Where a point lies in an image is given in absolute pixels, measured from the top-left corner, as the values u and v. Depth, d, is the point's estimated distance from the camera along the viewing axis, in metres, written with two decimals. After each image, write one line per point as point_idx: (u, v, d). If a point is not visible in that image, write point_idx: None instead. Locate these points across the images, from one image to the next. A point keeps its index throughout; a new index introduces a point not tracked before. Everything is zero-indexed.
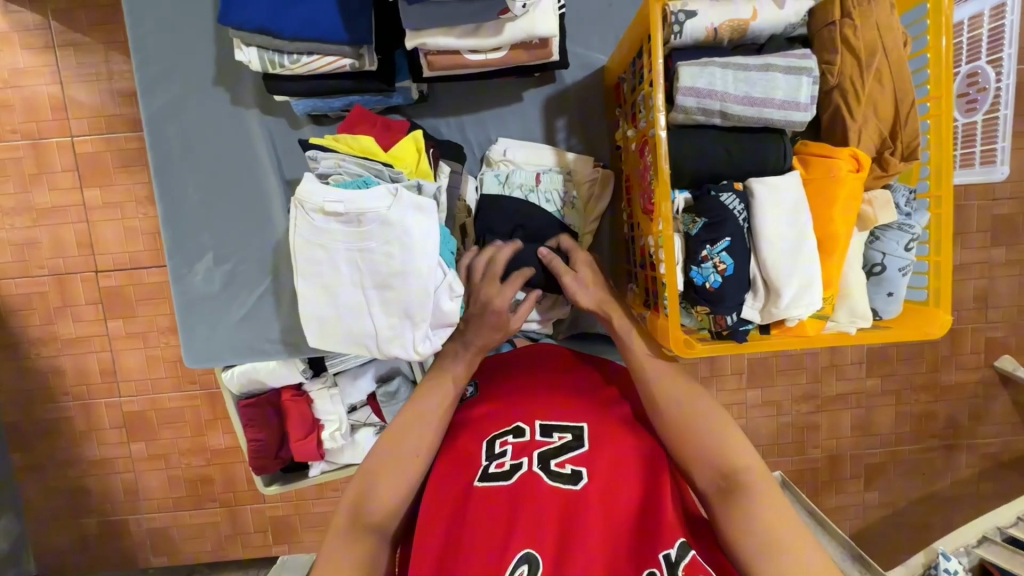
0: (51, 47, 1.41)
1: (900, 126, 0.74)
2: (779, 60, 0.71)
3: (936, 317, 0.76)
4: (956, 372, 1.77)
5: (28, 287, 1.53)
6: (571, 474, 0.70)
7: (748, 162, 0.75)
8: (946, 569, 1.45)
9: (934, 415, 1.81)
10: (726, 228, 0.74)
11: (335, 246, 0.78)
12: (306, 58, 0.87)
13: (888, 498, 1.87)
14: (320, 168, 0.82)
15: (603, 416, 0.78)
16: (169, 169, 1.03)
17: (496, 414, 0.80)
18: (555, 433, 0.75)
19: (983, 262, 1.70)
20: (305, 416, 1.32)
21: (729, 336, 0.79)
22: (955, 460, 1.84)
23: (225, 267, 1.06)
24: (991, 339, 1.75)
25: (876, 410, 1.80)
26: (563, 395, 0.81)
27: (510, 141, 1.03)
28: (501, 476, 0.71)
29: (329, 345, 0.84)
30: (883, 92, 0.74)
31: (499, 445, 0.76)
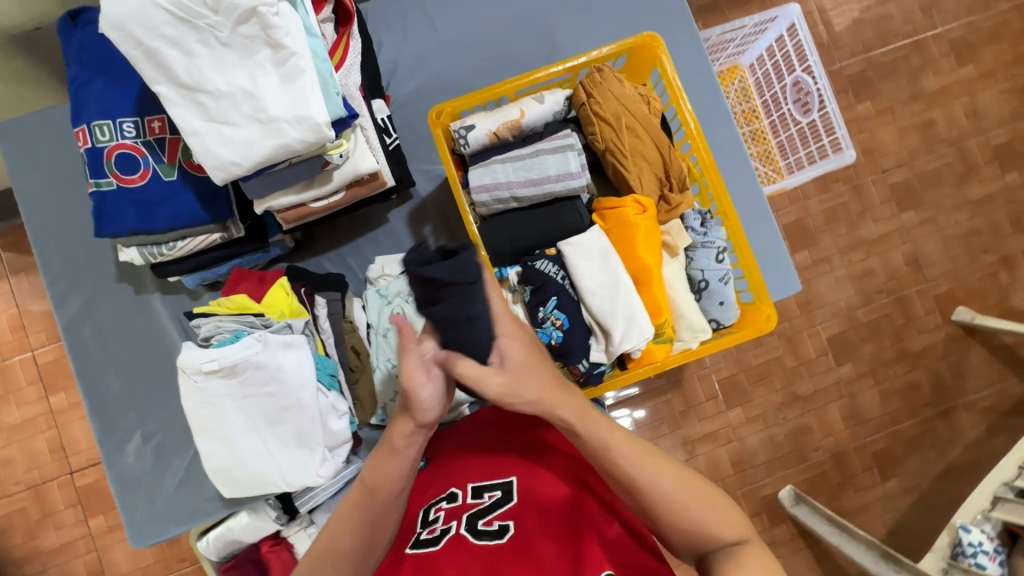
0: (5, 277, 1.56)
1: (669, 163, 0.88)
2: (546, 144, 0.86)
3: (763, 312, 0.85)
4: (920, 336, 1.80)
5: (7, 506, 1.57)
6: (497, 530, 0.65)
7: (552, 229, 0.87)
8: (970, 544, 1.37)
9: (918, 383, 1.81)
10: (550, 289, 0.83)
11: (221, 399, 0.85)
12: (181, 242, 1.01)
13: (910, 483, 1.79)
14: (203, 333, 0.93)
15: (536, 466, 0.74)
16: (89, 366, 1.13)
17: (434, 484, 0.77)
18: (485, 493, 0.71)
19: (899, 229, 1.80)
20: (288, 563, 1.30)
21: (588, 381, 0.85)
22: (957, 423, 1.81)
23: (154, 441, 1.13)
24: (940, 294, 1.81)
25: (858, 395, 1.80)
26: (496, 452, 0.78)
27: (384, 257, 1.15)
28: (429, 542, 0.67)
29: (240, 491, 0.89)
30: (645, 143, 0.87)
31: (432, 513, 0.72)
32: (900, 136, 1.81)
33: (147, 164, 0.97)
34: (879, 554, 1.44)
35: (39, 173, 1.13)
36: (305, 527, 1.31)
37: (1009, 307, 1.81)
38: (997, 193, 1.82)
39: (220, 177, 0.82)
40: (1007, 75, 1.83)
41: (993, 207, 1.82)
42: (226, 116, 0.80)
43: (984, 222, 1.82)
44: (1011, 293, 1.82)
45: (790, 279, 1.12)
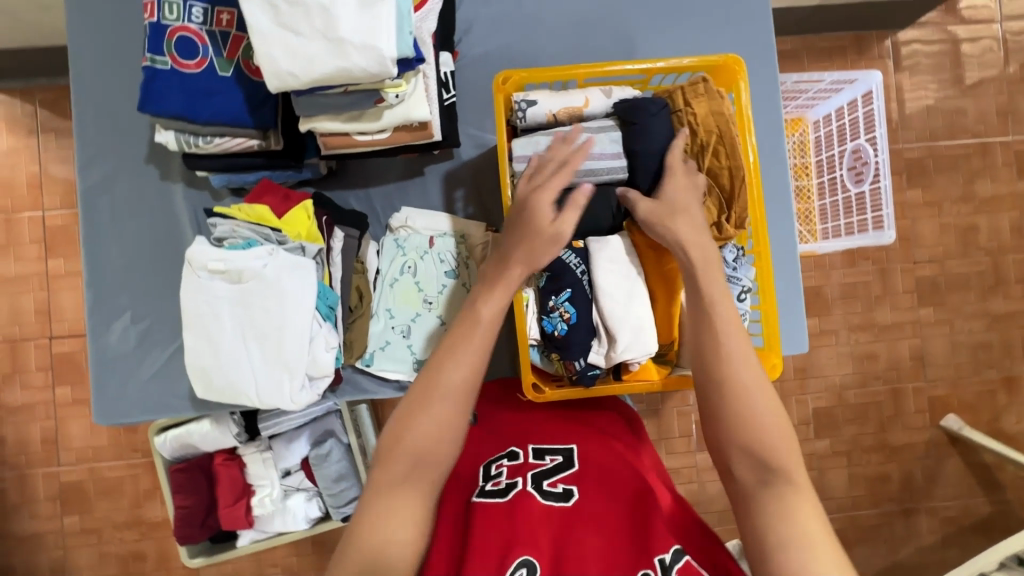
0: (34, 131, 1.55)
1: (734, 195, 0.84)
2: (590, 125, 0.86)
3: (769, 361, 0.85)
4: (904, 432, 1.79)
5: None
6: (562, 490, 0.71)
7: (583, 221, 0.85)
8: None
9: (888, 476, 1.79)
10: (566, 280, 0.82)
11: (218, 301, 0.85)
12: (218, 138, 1.00)
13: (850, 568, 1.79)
14: (218, 233, 0.92)
15: (594, 441, 0.82)
16: (97, 238, 1.13)
17: (493, 446, 0.84)
18: (547, 456, 0.78)
19: (913, 321, 1.78)
20: (236, 481, 1.41)
21: (579, 381, 0.84)
22: (916, 524, 1.80)
23: (142, 325, 1.13)
24: (935, 397, 1.79)
25: (828, 471, 1.79)
26: (552, 425, 0.87)
27: (410, 209, 1.14)
28: (496, 492, 0.72)
29: (214, 395, 0.89)
30: (719, 168, 0.84)
31: (495, 469, 0.78)
32: (939, 234, 1.78)
33: (206, 54, 0.96)
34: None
35: (96, 36, 1.12)
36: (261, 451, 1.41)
37: (1000, 429, 1.80)
38: (1018, 314, 1.80)
39: (274, 85, 0.81)
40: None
41: (1011, 326, 1.80)
42: (296, 25, 0.79)
43: (998, 339, 1.80)
44: (1004, 414, 1.80)
45: (801, 338, 1.10)
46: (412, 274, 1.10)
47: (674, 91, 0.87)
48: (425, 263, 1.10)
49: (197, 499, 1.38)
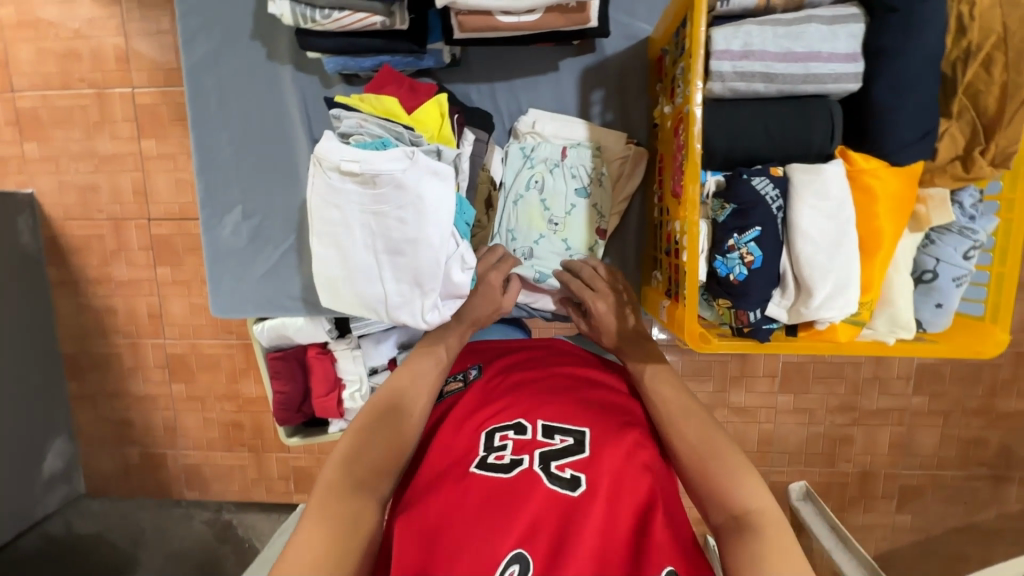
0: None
1: (1003, 121, 0.64)
2: (821, 12, 0.66)
3: (992, 335, 0.69)
4: (1018, 400, 1.43)
5: (88, 230, 1.54)
6: (570, 478, 0.65)
7: (788, 143, 0.69)
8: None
9: (983, 442, 1.47)
10: (757, 215, 0.68)
11: (350, 207, 0.77)
12: (338, 13, 0.86)
13: (922, 524, 1.53)
14: (343, 127, 0.80)
15: (610, 422, 0.72)
16: (207, 122, 1.05)
17: (499, 406, 0.75)
18: (557, 435, 0.70)
19: None
20: (328, 375, 1.16)
21: (750, 334, 0.73)
22: (1004, 493, 1.49)
23: (253, 221, 1.08)
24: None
25: (917, 429, 1.47)
26: (564, 392, 0.77)
27: (541, 112, 0.99)
28: (499, 469, 0.66)
29: (341, 306, 0.84)
30: (987, 84, 0.65)
31: (498, 439, 0.70)
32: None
33: None
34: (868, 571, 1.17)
35: None
36: (351, 347, 1.15)
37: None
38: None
39: None
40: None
41: None
42: None
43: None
44: None
45: None
46: (539, 190, 0.97)
47: None
48: (555, 177, 0.98)
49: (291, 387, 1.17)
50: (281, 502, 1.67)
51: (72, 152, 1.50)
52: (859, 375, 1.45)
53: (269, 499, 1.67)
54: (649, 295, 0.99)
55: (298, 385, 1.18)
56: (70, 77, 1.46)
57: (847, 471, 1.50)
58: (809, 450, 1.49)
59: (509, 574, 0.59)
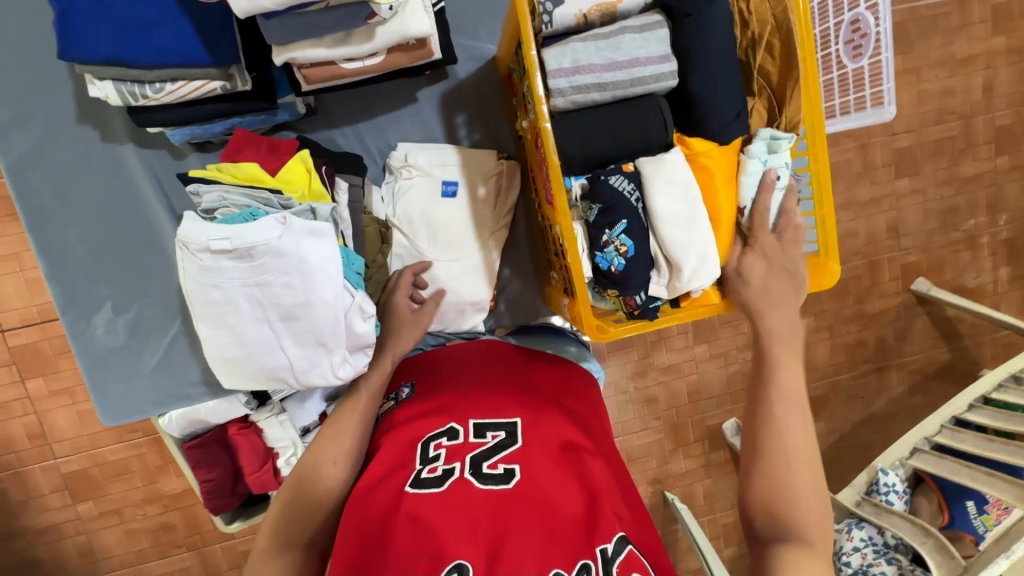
0: None
1: (787, 96, 0.76)
2: (631, 22, 0.73)
3: (827, 268, 0.81)
4: (880, 301, 1.66)
5: None
6: (503, 472, 0.70)
7: (633, 141, 0.76)
8: (885, 484, 1.38)
9: (864, 343, 1.69)
10: (621, 211, 0.75)
11: (229, 284, 0.74)
12: (171, 85, 0.82)
13: (834, 425, 1.75)
14: (205, 203, 0.78)
15: (536, 412, 0.80)
16: (45, 221, 0.95)
17: (431, 419, 0.80)
18: (487, 433, 0.76)
19: (991, 172, 1.62)
20: (258, 448, 1.07)
21: (641, 315, 0.81)
22: (888, 380, 1.74)
23: (128, 315, 1.00)
24: (907, 264, 1.64)
25: (811, 345, 1.68)
26: (493, 394, 0.84)
27: (409, 145, 1.01)
28: (433, 480, 0.70)
29: (244, 382, 0.81)
30: (772, 66, 0.76)
31: (432, 449, 0.75)
32: (917, 101, 1.54)
33: None
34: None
35: None
36: (276, 413, 1.07)
37: (961, 286, 1.68)
38: (986, 174, 1.62)
39: (242, 7, 0.66)
40: None
41: None
42: None
43: (965, 202, 1.62)
44: None
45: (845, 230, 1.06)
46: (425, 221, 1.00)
47: None
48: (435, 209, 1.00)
49: (218, 472, 1.06)
50: None
51: None
52: None
53: None
54: (551, 295, 1.05)
55: (226, 467, 1.07)
56: None
57: None
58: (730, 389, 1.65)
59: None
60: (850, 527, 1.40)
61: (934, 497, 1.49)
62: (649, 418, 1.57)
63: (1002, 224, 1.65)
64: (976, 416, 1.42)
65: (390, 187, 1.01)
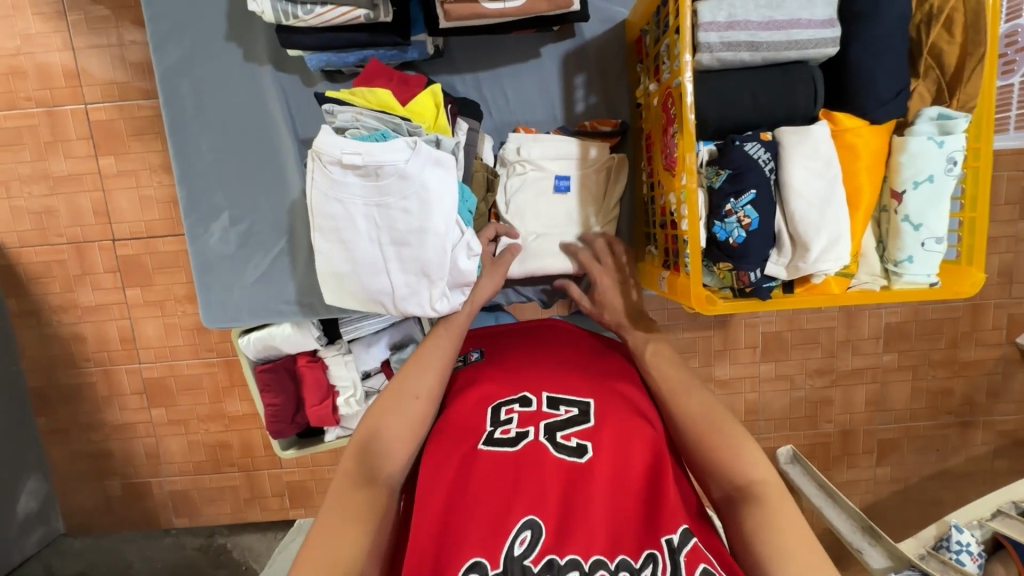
0: (62, 13, 1.33)
1: (961, 78, 0.70)
2: None
3: (971, 275, 0.74)
4: (977, 349, 1.52)
5: (48, 255, 1.45)
6: (576, 447, 0.70)
7: (776, 107, 0.72)
8: (958, 542, 1.30)
9: (951, 391, 1.56)
10: (751, 179, 0.72)
11: (351, 200, 0.77)
12: (320, 8, 0.85)
13: (900, 474, 1.62)
14: (338, 121, 0.80)
15: (611, 393, 0.77)
16: (183, 128, 1.03)
17: (504, 382, 0.79)
18: (561, 406, 0.75)
19: None
20: (320, 382, 1.14)
21: (752, 293, 0.77)
22: (970, 437, 1.59)
23: (241, 227, 1.06)
24: (1015, 314, 1.50)
25: (889, 384, 1.56)
26: (565, 368, 0.81)
27: (523, 137, 0.98)
28: (506, 442, 0.70)
29: (345, 301, 0.85)
30: (948, 45, 0.70)
31: (504, 413, 0.75)
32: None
33: None
34: (859, 525, 1.33)
35: None
36: (343, 352, 1.13)
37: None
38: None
39: None
40: None
41: None
42: None
43: None
44: None
45: None
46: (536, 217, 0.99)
47: None
48: (550, 204, 0.99)
49: (284, 399, 1.14)
50: (276, 519, 1.63)
51: (26, 175, 1.41)
52: (832, 338, 1.52)
53: (263, 517, 1.63)
54: (644, 270, 1.02)
55: (290, 396, 1.14)
56: (15, 96, 1.37)
57: (830, 431, 1.57)
58: (793, 414, 1.56)
59: (521, 539, 0.62)
60: None
61: (1013, 567, 1.28)
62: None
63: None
64: None
65: (504, 180, 1.00)
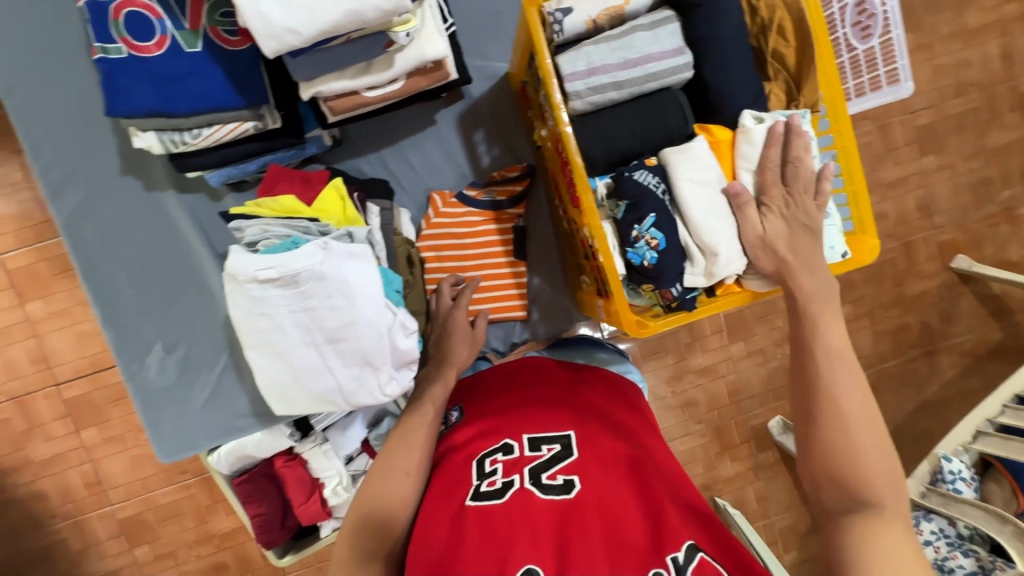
0: None
1: (805, 76, 0.77)
2: (642, 20, 0.75)
3: (866, 242, 0.80)
4: (920, 282, 1.60)
5: None
6: (563, 483, 0.68)
7: (654, 133, 0.77)
8: (951, 472, 1.31)
9: (909, 327, 1.63)
10: (648, 205, 0.75)
11: (277, 311, 0.77)
12: (208, 129, 0.86)
13: (886, 416, 1.67)
14: (247, 237, 0.81)
15: (589, 423, 0.77)
16: (98, 270, 1.00)
17: (486, 433, 0.79)
18: (543, 446, 0.74)
19: (1022, 139, 1.58)
20: (303, 479, 1.10)
21: (679, 306, 0.80)
22: (938, 364, 1.66)
23: (177, 353, 1.04)
24: (944, 241, 1.59)
25: (852, 334, 1.62)
26: (542, 406, 0.81)
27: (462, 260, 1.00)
28: (493, 493, 0.69)
29: (295, 409, 0.83)
30: (786, 48, 0.77)
31: (489, 464, 0.74)
32: (934, 76, 1.52)
33: (165, 30, 0.82)
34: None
35: (15, 44, 0.93)
36: (319, 443, 1.10)
37: (1006, 259, 1.62)
38: (1016, 143, 1.58)
39: (272, 48, 0.69)
40: None
41: None
42: None
43: (999, 173, 1.58)
44: None
45: None
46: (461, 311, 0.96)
47: None
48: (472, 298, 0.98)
49: (269, 506, 1.09)
50: None
51: None
52: None
53: None
54: (584, 299, 1.05)
55: (275, 501, 1.11)
56: None
57: None
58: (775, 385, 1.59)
59: None
60: (918, 520, 1.30)
61: (1007, 483, 1.31)
62: (691, 422, 1.52)
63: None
64: None
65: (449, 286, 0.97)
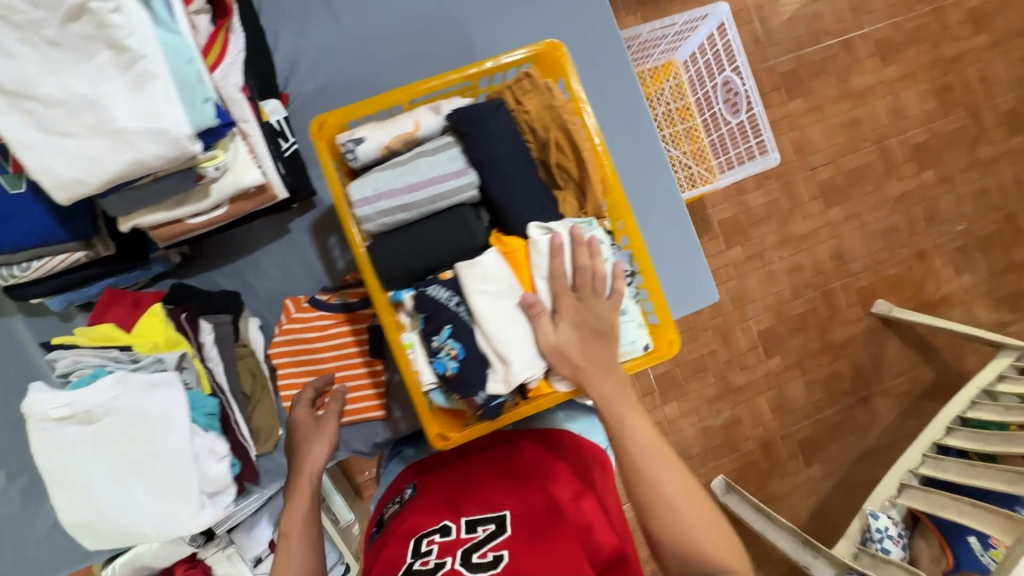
0: None
1: (587, 186, 0.82)
2: (427, 147, 0.80)
3: (667, 336, 0.85)
4: (844, 329, 1.62)
5: None
6: (491, 563, 0.60)
7: (449, 248, 0.81)
8: (878, 530, 1.27)
9: (840, 374, 1.63)
10: (442, 317, 0.78)
11: (76, 448, 0.77)
12: (37, 262, 0.87)
13: (832, 467, 1.62)
14: (58, 369, 0.83)
15: (536, 496, 0.69)
16: None
17: (427, 513, 0.73)
18: (479, 526, 0.66)
19: (918, 187, 1.66)
20: None
21: (485, 414, 0.81)
22: (875, 410, 1.64)
23: (20, 480, 1.01)
24: (861, 288, 1.63)
25: (784, 386, 1.61)
26: (501, 478, 0.75)
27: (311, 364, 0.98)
28: (424, 574, 0.61)
29: (106, 545, 0.81)
30: (567, 162, 0.82)
31: (426, 543, 0.67)
32: (824, 136, 1.62)
33: None
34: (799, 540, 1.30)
35: None
36: (222, 547, 1.12)
37: (923, 300, 1.66)
38: (914, 191, 1.66)
39: (64, 198, 0.72)
40: (928, 77, 1.66)
41: (1000, 169, 1.69)
42: (64, 126, 0.70)
43: (903, 220, 1.65)
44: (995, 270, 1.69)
45: (708, 286, 1.08)
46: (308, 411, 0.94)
47: (505, 91, 0.84)
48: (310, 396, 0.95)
49: None
50: None
51: None
52: (718, 361, 1.57)
53: None
54: None
55: None
56: None
57: (752, 449, 1.58)
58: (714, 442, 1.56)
59: None
60: None
61: (933, 538, 1.32)
62: None
63: (949, 233, 1.67)
64: (956, 441, 1.27)
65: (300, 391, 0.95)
